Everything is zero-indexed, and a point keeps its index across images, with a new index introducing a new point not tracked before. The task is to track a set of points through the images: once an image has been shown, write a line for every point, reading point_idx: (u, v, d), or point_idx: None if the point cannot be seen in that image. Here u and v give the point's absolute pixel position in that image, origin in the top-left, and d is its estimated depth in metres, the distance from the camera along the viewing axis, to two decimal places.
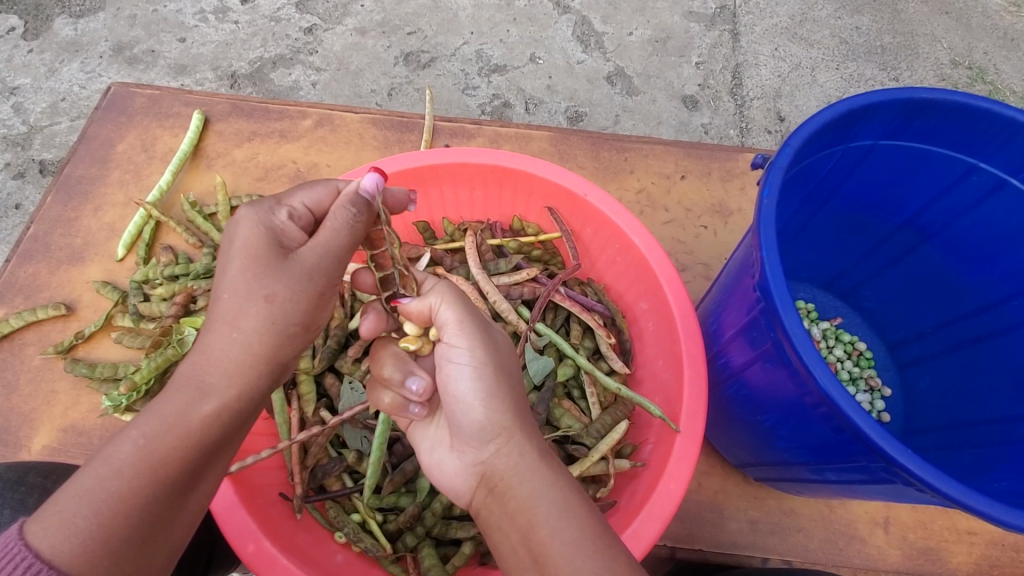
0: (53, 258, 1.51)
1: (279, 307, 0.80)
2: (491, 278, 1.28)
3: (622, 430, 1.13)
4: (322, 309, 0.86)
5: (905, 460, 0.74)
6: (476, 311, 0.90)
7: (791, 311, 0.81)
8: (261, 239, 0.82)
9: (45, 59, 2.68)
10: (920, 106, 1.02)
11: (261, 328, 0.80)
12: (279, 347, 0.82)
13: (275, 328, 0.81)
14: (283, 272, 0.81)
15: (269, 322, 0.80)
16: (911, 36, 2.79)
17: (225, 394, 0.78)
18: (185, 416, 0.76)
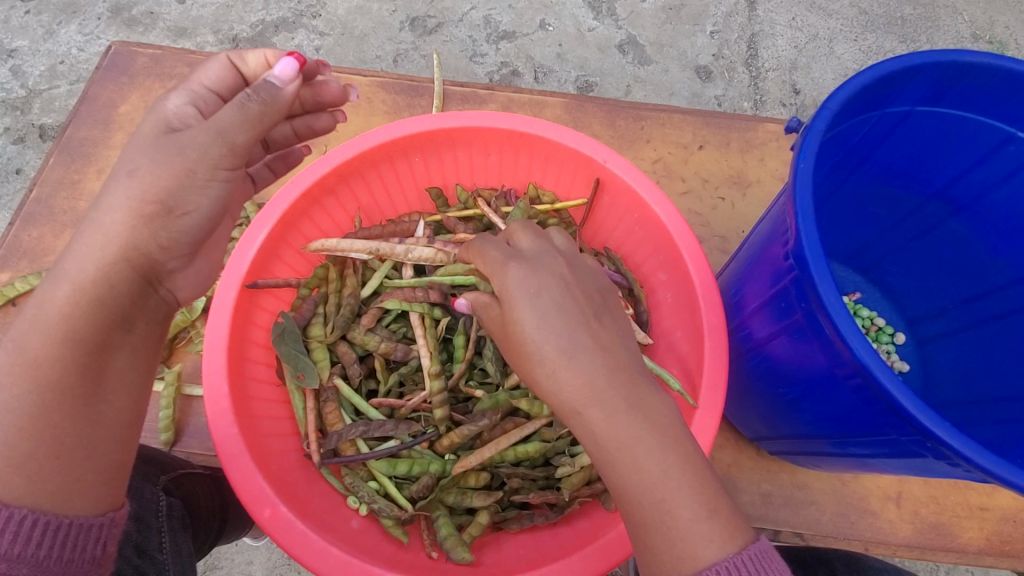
0: (57, 221, 1.48)
1: (137, 181, 0.84)
2: (521, 238, 1.27)
3: None
4: (161, 225, 0.85)
5: (943, 433, 0.73)
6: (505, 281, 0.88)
7: (827, 279, 0.78)
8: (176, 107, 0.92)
9: (42, 20, 2.60)
10: (963, 70, 0.98)
11: (125, 220, 0.83)
12: (137, 233, 0.84)
13: (132, 207, 0.84)
14: (151, 150, 0.86)
15: (126, 201, 0.83)
16: (932, 7, 2.69)
17: (82, 285, 0.82)
18: (88, 317, 0.82)
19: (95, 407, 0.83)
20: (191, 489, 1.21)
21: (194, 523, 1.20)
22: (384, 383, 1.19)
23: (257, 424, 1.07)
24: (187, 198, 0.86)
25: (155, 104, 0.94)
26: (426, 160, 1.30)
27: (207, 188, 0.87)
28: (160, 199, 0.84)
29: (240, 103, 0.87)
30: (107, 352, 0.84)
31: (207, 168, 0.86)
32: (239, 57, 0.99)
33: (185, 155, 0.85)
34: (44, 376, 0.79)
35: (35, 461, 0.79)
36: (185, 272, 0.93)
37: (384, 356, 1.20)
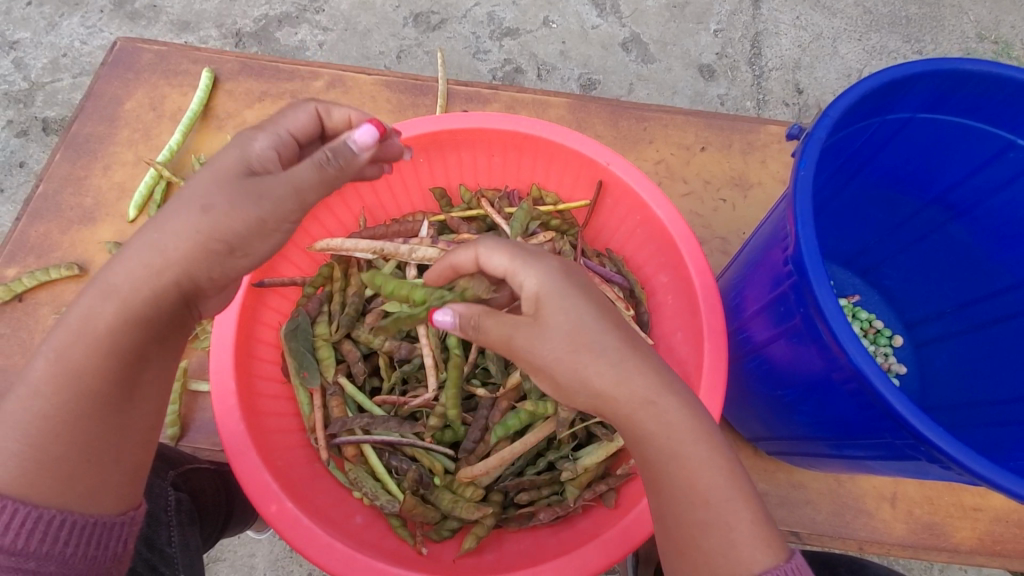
0: (64, 217, 1.49)
1: (210, 220, 0.83)
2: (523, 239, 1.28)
3: None
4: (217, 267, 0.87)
5: (936, 437, 0.74)
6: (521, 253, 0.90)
7: (825, 286, 0.79)
8: (254, 150, 0.91)
9: (45, 12, 2.60)
10: (964, 77, 0.98)
11: (185, 247, 0.83)
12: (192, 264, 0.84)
13: (197, 239, 0.84)
14: (234, 189, 0.85)
15: (195, 233, 0.83)
16: (937, 8, 2.69)
17: (127, 295, 0.82)
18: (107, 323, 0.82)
19: (126, 414, 0.85)
20: (199, 483, 1.23)
21: (202, 518, 1.22)
22: (388, 380, 1.21)
23: (264, 421, 1.09)
24: (252, 245, 0.87)
25: (236, 138, 0.93)
26: (430, 160, 1.31)
27: (271, 236, 0.88)
28: (228, 241, 0.85)
29: (320, 166, 0.87)
30: (143, 363, 0.85)
31: (277, 219, 0.87)
32: (325, 109, 1.00)
33: (261, 204, 0.85)
34: (85, 385, 0.81)
35: (60, 463, 0.80)
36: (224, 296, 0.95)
37: (388, 354, 1.22)
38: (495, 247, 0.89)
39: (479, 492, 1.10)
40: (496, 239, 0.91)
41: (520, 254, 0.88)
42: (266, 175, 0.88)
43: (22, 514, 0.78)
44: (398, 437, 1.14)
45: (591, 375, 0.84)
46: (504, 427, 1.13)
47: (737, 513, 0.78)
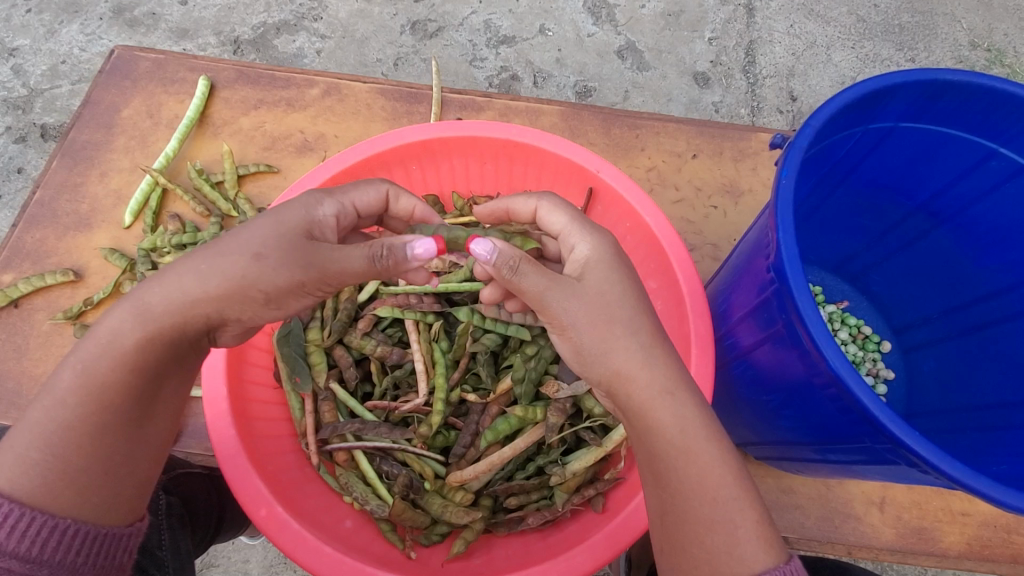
0: (60, 224, 1.50)
1: (257, 269, 0.85)
2: None
3: None
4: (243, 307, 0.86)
5: (912, 442, 0.76)
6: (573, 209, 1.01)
7: (805, 293, 0.81)
8: (310, 220, 0.92)
9: (45, 20, 2.62)
10: (944, 88, 1.00)
11: (226, 284, 0.84)
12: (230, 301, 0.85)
13: (241, 283, 0.84)
14: (290, 245, 0.87)
15: (241, 276, 0.84)
16: (930, 16, 2.73)
17: (158, 321, 0.84)
18: (117, 341, 0.83)
19: (141, 427, 0.88)
20: (190, 488, 1.24)
21: (193, 523, 1.22)
22: (379, 385, 1.22)
23: (256, 425, 1.10)
24: (286, 299, 0.89)
25: (305, 194, 0.94)
26: (422, 167, 1.33)
27: (305, 295, 0.90)
28: (267, 291, 0.86)
29: (372, 258, 0.89)
30: (161, 381, 0.88)
31: (315, 283, 0.89)
32: (394, 195, 1.06)
33: (308, 269, 0.87)
34: (107, 399, 0.83)
35: (80, 475, 0.82)
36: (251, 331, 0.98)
37: (380, 360, 1.23)
38: (555, 206, 1.00)
39: (468, 497, 1.11)
40: (560, 200, 1.01)
41: (578, 221, 0.97)
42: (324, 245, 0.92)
43: (38, 523, 0.79)
44: (390, 442, 1.15)
45: (612, 360, 0.87)
46: (494, 432, 1.15)
47: (722, 518, 0.79)
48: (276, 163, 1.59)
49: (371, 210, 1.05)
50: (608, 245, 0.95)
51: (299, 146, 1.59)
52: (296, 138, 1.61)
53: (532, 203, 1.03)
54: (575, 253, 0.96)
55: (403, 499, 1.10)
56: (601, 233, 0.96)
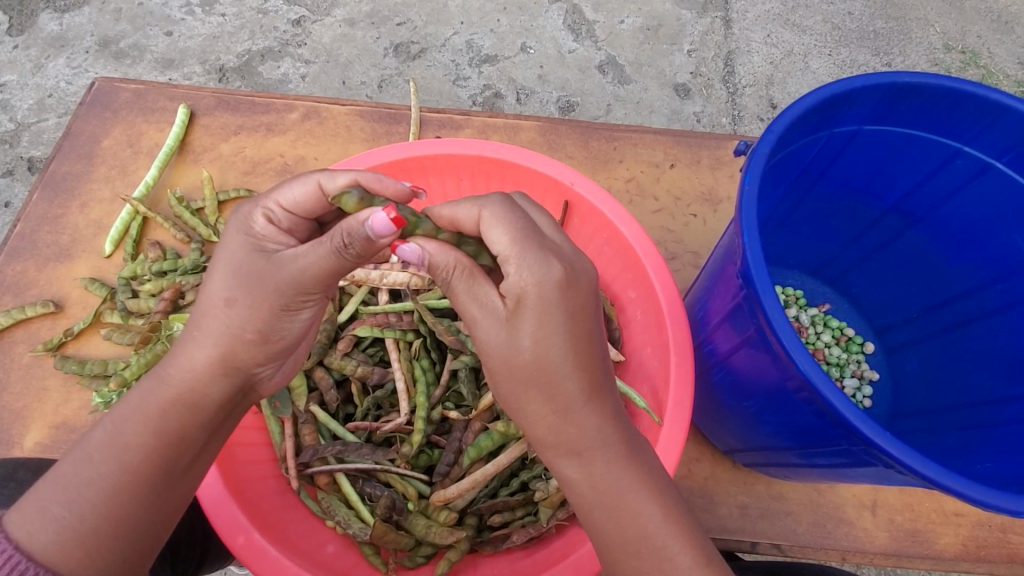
0: (40, 255, 1.50)
1: (235, 311, 0.86)
2: None
3: None
4: (241, 348, 0.88)
5: (883, 441, 0.76)
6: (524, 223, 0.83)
7: (772, 296, 0.82)
8: (241, 247, 0.88)
9: (31, 55, 2.65)
10: (904, 90, 1.02)
11: (218, 331, 0.87)
12: (231, 350, 0.87)
13: (230, 331, 0.87)
14: (253, 282, 0.86)
15: (225, 325, 0.87)
16: (904, 21, 2.79)
17: (174, 386, 0.86)
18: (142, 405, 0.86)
19: (162, 499, 0.86)
20: None
21: (175, 554, 1.20)
22: (360, 406, 1.22)
23: (235, 451, 1.08)
24: (282, 327, 0.90)
25: (236, 209, 0.91)
26: None
27: (299, 315, 0.90)
28: (259, 330, 0.87)
29: (336, 251, 0.81)
30: (183, 450, 0.87)
31: (297, 304, 0.88)
32: (327, 179, 0.88)
33: (280, 292, 0.86)
34: (130, 461, 0.83)
35: (93, 536, 0.80)
36: (273, 377, 0.96)
37: (361, 380, 1.22)
38: (499, 221, 0.83)
39: (452, 516, 1.09)
40: (507, 212, 0.84)
41: (521, 244, 0.81)
42: (271, 258, 0.87)
43: None
44: (372, 463, 1.14)
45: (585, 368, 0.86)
46: (476, 448, 1.13)
47: None
48: (257, 187, 1.60)
49: (314, 207, 0.91)
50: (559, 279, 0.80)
51: (279, 169, 1.60)
52: (276, 162, 1.62)
53: (475, 207, 0.85)
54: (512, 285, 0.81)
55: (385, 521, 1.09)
56: (550, 259, 0.80)
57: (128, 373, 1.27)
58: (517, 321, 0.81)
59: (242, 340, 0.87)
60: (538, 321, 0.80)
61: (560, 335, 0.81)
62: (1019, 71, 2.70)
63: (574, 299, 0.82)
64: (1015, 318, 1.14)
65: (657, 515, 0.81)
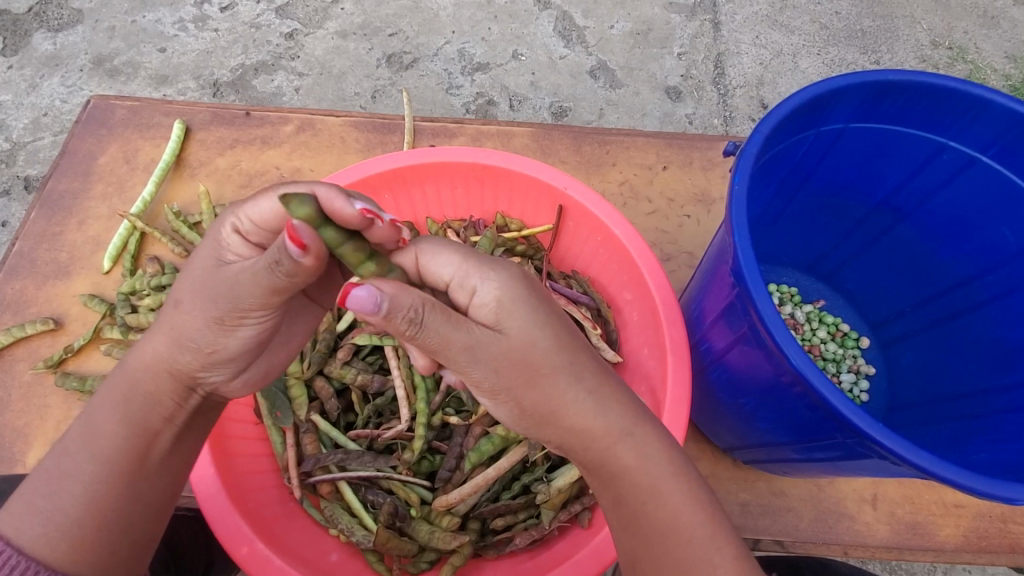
0: (39, 273, 1.51)
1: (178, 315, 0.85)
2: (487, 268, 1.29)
3: None
4: (181, 354, 0.86)
5: (877, 433, 0.78)
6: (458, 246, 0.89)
7: (763, 293, 0.83)
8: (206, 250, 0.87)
9: (25, 74, 2.66)
10: (888, 88, 1.04)
11: (165, 336, 0.86)
12: (173, 356, 0.86)
13: (174, 336, 0.85)
14: (198, 285, 0.84)
15: (170, 330, 0.85)
16: (891, 19, 2.82)
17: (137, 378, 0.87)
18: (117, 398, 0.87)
19: (137, 487, 0.87)
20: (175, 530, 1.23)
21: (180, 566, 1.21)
22: (361, 414, 1.22)
23: (234, 462, 1.08)
24: (218, 340, 0.86)
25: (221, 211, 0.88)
26: (395, 196, 1.34)
27: (237, 331, 0.86)
28: (193, 339, 0.85)
29: (267, 266, 0.77)
30: (151, 438, 0.88)
31: (236, 318, 0.84)
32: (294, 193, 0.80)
33: (217, 302, 0.82)
34: (102, 452, 0.84)
35: (105, 542, 0.84)
36: (228, 384, 0.92)
37: (361, 388, 1.23)
38: (442, 247, 0.88)
39: (455, 521, 1.10)
40: (443, 242, 0.89)
41: (471, 258, 0.87)
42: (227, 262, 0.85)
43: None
44: (374, 471, 1.15)
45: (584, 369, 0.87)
46: (478, 453, 1.14)
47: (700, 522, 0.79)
48: (253, 200, 1.61)
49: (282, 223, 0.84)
50: (497, 287, 0.85)
51: (275, 182, 1.61)
52: (272, 174, 1.63)
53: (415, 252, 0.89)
54: (480, 298, 0.85)
55: (389, 528, 1.10)
56: (500, 268, 0.87)
57: None
58: (488, 316, 0.84)
59: (182, 347, 0.86)
60: (510, 306, 0.84)
61: (544, 328, 0.84)
62: (1007, 65, 2.73)
63: (512, 315, 0.84)
64: (1005, 308, 1.15)
65: (662, 513, 0.81)
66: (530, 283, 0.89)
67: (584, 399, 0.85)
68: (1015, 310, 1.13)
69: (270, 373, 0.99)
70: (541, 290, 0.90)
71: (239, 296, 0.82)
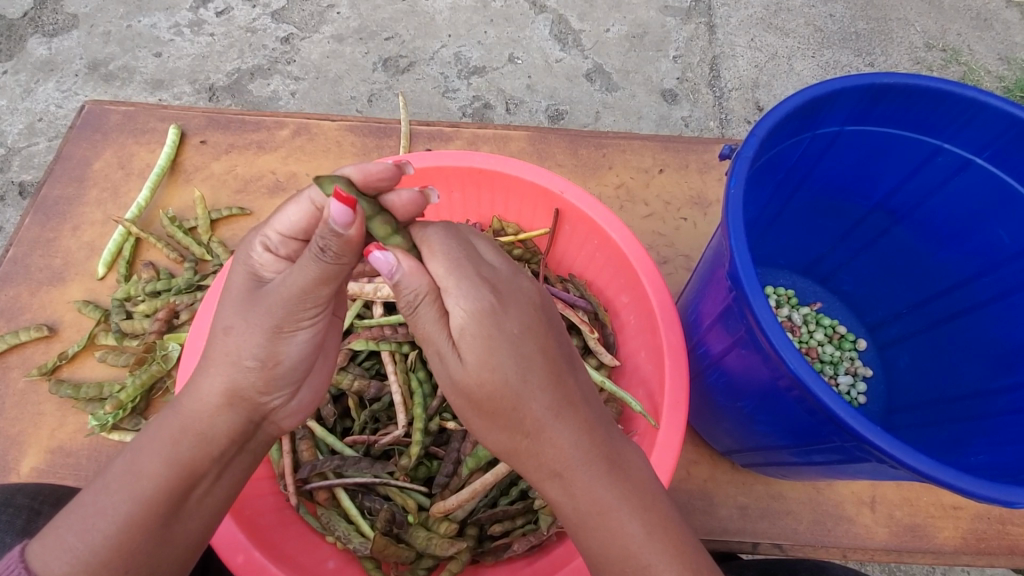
0: (33, 279, 1.50)
1: (233, 340, 0.84)
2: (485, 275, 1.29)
3: None
4: (242, 377, 0.85)
5: (875, 437, 0.78)
6: (462, 254, 0.84)
7: (760, 296, 0.83)
8: (241, 277, 0.88)
9: (21, 79, 2.66)
10: (883, 91, 1.04)
11: (220, 363, 0.85)
12: (233, 380, 0.85)
13: (229, 361, 0.85)
14: (248, 310, 0.84)
15: (226, 356, 0.84)
16: (885, 22, 2.83)
17: (188, 415, 0.85)
18: (165, 433, 0.85)
19: (170, 528, 0.83)
20: None
21: None
22: (358, 420, 1.22)
23: None
24: (279, 351, 0.85)
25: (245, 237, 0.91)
26: None
27: (295, 336, 0.86)
28: (257, 357, 0.84)
29: (314, 259, 0.77)
30: (194, 481, 0.85)
31: (291, 322, 0.84)
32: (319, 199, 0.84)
33: (270, 313, 0.82)
34: (143, 492, 0.81)
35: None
36: (287, 406, 0.93)
37: (358, 394, 1.22)
38: (437, 254, 0.84)
39: (452, 527, 1.09)
40: (446, 245, 0.85)
41: (457, 273, 0.82)
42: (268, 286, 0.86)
43: None
44: (371, 477, 1.14)
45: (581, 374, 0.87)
46: (475, 458, 1.13)
47: None
48: (249, 205, 1.60)
49: (309, 228, 0.87)
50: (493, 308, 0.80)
51: (271, 186, 1.61)
52: (268, 179, 1.63)
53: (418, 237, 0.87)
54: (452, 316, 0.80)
55: (386, 534, 1.09)
56: (483, 290, 0.81)
57: (124, 394, 1.32)
58: (455, 334, 0.80)
59: (244, 369, 0.85)
60: (476, 334, 0.79)
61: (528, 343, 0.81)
62: (1000, 67, 2.75)
63: (514, 333, 0.80)
64: (1002, 309, 1.16)
65: (661, 516, 0.81)
66: (511, 304, 0.82)
67: (584, 403, 0.84)
68: (1012, 312, 1.14)
69: (318, 397, 0.99)
70: (524, 310, 0.83)
71: (290, 304, 0.82)
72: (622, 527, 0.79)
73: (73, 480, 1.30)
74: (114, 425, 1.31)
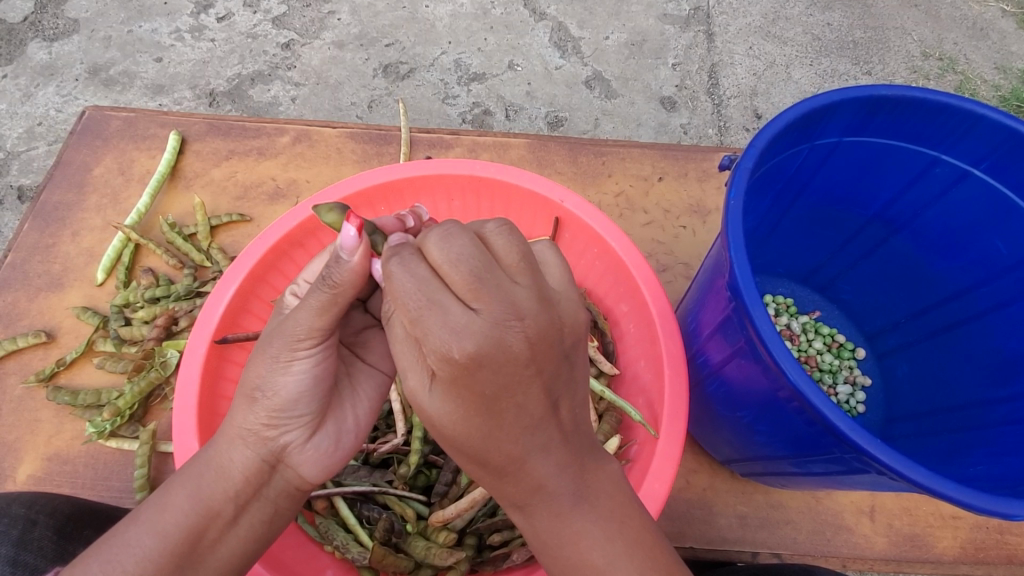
0: (32, 285, 1.50)
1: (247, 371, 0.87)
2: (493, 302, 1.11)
3: (613, 446, 1.18)
4: (251, 409, 0.85)
5: (875, 450, 0.78)
6: (436, 278, 0.67)
7: (760, 308, 0.83)
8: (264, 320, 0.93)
9: (20, 83, 2.66)
10: (881, 102, 1.05)
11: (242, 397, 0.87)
12: (245, 412, 0.85)
13: (247, 392, 0.86)
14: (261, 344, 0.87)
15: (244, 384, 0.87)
16: (882, 31, 2.85)
17: (219, 451, 0.86)
18: (196, 471, 0.85)
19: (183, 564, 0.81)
20: None
21: None
22: None
23: None
24: (276, 382, 0.84)
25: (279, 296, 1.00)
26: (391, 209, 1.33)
27: (291, 367, 0.84)
28: (257, 387, 0.85)
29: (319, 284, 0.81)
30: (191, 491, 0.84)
31: (289, 349, 0.83)
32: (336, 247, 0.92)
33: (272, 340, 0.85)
34: (166, 525, 0.81)
35: None
36: (303, 447, 0.89)
37: None
38: (408, 276, 0.68)
39: (452, 536, 1.09)
40: (417, 267, 0.68)
41: (427, 309, 0.66)
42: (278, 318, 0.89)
43: None
44: (370, 485, 1.14)
45: None
46: None
47: None
48: (248, 211, 1.60)
49: None
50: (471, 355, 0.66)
51: (271, 193, 1.61)
52: (268, 185, 1.63)
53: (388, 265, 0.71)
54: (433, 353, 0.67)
55: (384, 544, 1.08)
56: (462, 331, 0.65)
57: (122, 401, 1.31)
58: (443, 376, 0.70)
59: (254, 400, 0.85)
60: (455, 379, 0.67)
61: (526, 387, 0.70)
62: (997, 76, 2.77)
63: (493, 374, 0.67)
64: (999, 320, 1.16)
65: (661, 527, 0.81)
66: (501, 348, 0.66)
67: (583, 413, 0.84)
68: (1011, 322, 1.14)
69: (342, 442, 0.94)
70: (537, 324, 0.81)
71: (292, 332, 0.83)
72: (622, 539, 0.79)
73: (70, 487, 1.29)
74: (112, 433, 1.30)
